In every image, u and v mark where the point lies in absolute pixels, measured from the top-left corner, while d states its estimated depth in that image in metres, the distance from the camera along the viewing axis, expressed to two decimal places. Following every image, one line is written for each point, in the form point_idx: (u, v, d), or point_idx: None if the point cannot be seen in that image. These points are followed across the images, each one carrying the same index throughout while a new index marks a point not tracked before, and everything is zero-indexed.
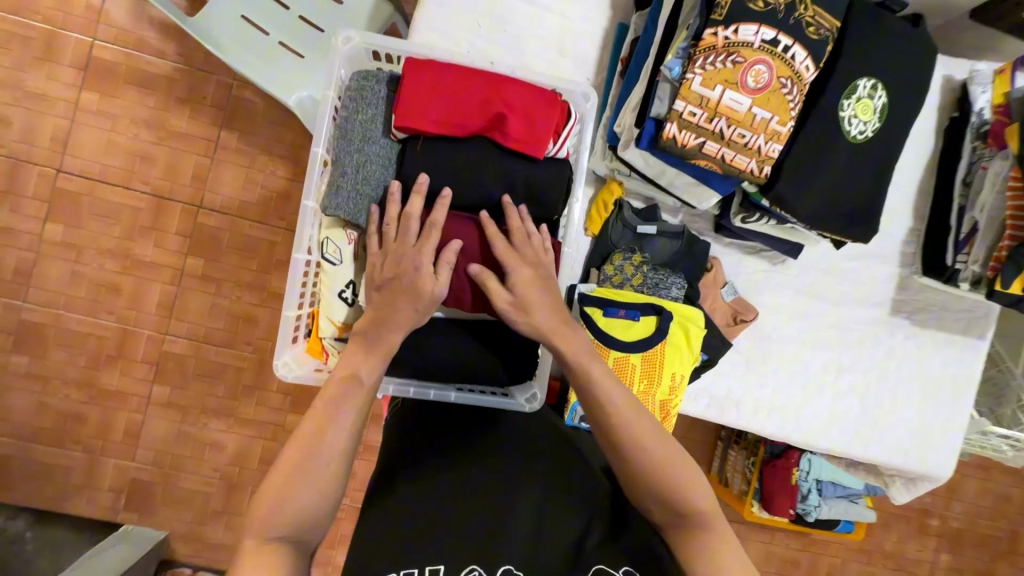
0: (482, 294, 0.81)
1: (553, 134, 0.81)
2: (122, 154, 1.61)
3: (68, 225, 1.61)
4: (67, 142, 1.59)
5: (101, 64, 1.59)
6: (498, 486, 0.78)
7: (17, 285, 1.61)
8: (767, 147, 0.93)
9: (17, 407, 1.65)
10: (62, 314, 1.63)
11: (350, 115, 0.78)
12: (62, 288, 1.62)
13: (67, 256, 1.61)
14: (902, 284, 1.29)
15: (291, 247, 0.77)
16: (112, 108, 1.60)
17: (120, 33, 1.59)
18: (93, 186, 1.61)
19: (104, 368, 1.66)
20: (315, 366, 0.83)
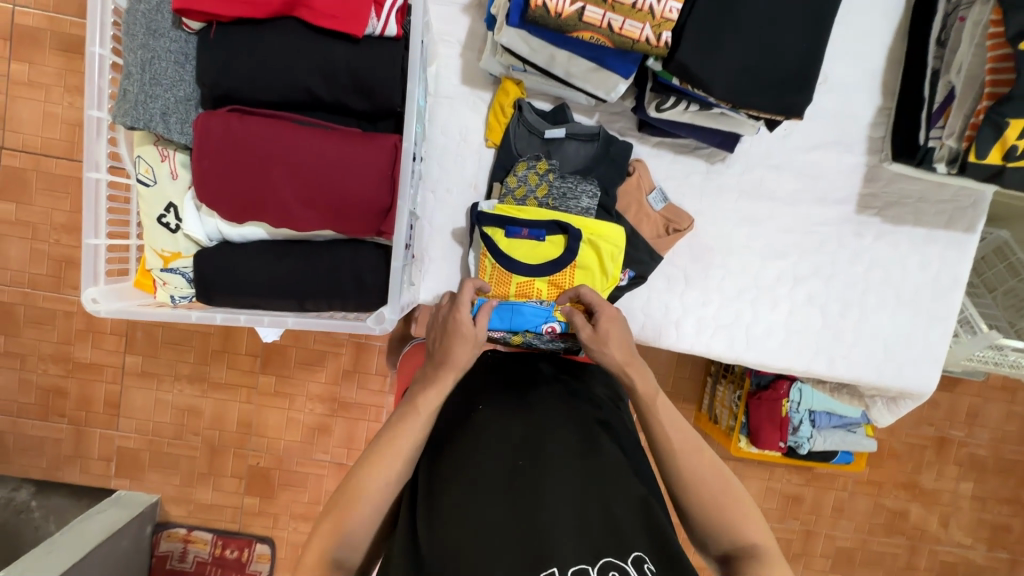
0: (303, 202, 0.69)
1: (373, 4, 0.67)
2: (61, 126, 1.54)
3: (19, 203, 1.57)
4: (5, 117, 1.52)
5: (25, 31, 1.49)
6: (488, 495, 0.63)
7: None
8: (662, 6, 0.77)
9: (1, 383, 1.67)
10: (29, 292, 1.62)
11: (132, 6, 0.67)
12: (24, 268, 1.59)
13: (21, 234, 1.58)
14: (870, 175, 1.10)
15: (82, 163, 0.68)
16: (44, 77, 1.52)
17: None
18: (37, 162, 1.55)
19: (77, 343, 1.66)
20: (146, 301, 0.76)
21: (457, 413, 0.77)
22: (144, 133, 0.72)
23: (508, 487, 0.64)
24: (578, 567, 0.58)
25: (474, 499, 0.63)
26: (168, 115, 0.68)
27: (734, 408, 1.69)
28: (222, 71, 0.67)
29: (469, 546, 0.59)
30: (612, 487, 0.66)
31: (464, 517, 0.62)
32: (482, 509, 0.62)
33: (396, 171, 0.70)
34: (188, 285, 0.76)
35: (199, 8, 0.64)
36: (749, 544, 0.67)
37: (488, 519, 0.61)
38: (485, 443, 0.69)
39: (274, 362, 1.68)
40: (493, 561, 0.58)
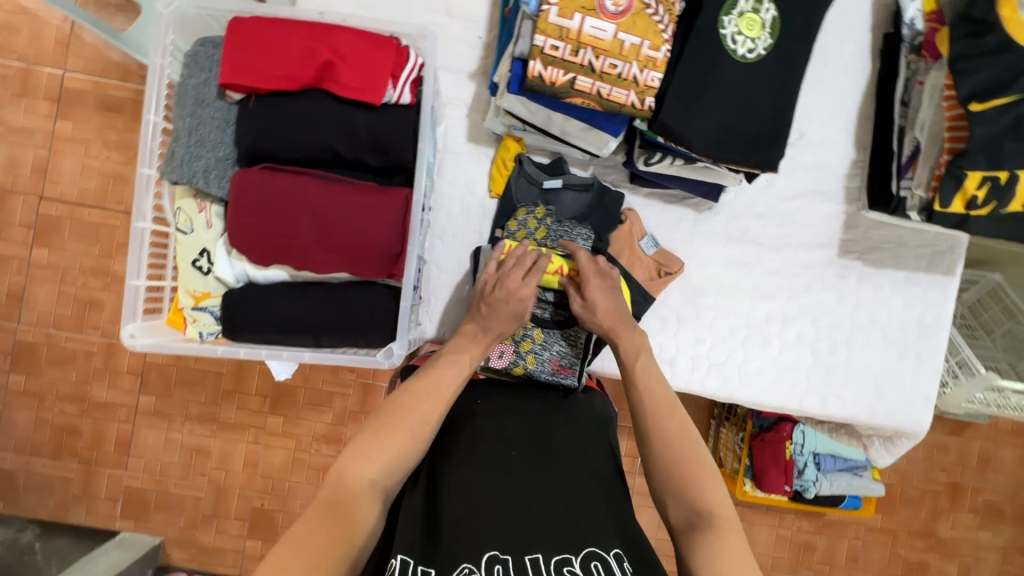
0: (320, 246, 0.77)
1: (391, 77, 0.77)
2: (97, 176, 1.68)
3: (53, 248, 1.68)
4: (47, 169, 1.67)
5: (73, 94, 1.66)
6: (483, 489, 0.71)
7: (11, 308, 1.69)
8: (644, 76, 0.87)
9: (16, 422, 1.72)
10: (53, 333, 1.70)
11: (184, 80, 0.78)
12: (51, 309, 1.69)
13: (52, 277, 1.69)
14: (850, 222, 1.17)
15: (131, 215, 0.76)
16: (86, 134, 1.67)
17: (88, 63, 1.66)
18: (72, 210, 1.68)
19: (95, 382, 1.73)
20: (176, 338, 0.82)
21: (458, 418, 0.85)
22: (184, 188, 0.81)
23: (501, 476, 0.73)
24: (561, 556, 0.63)
25: (467, 494, 0.70)
26: (209, 172, 0.77)
27: (738, 450, 1.72)
28: (257, 134, 0.77)
29: (459, 522, 0.67)
30: (597, 493, 0.73)
31: (460, 507, 0.68)
32: (477, 494, 0.70)
33: (407, 220, 0.78)
34: (215, 322, 0.83)
35: (242, 82, 0.75)
36: (709, 513, 0.70)
37: (480, 509, 0.68)
38: (484, 439, 0.79)
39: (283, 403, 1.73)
40: (480, 537, 0.64)
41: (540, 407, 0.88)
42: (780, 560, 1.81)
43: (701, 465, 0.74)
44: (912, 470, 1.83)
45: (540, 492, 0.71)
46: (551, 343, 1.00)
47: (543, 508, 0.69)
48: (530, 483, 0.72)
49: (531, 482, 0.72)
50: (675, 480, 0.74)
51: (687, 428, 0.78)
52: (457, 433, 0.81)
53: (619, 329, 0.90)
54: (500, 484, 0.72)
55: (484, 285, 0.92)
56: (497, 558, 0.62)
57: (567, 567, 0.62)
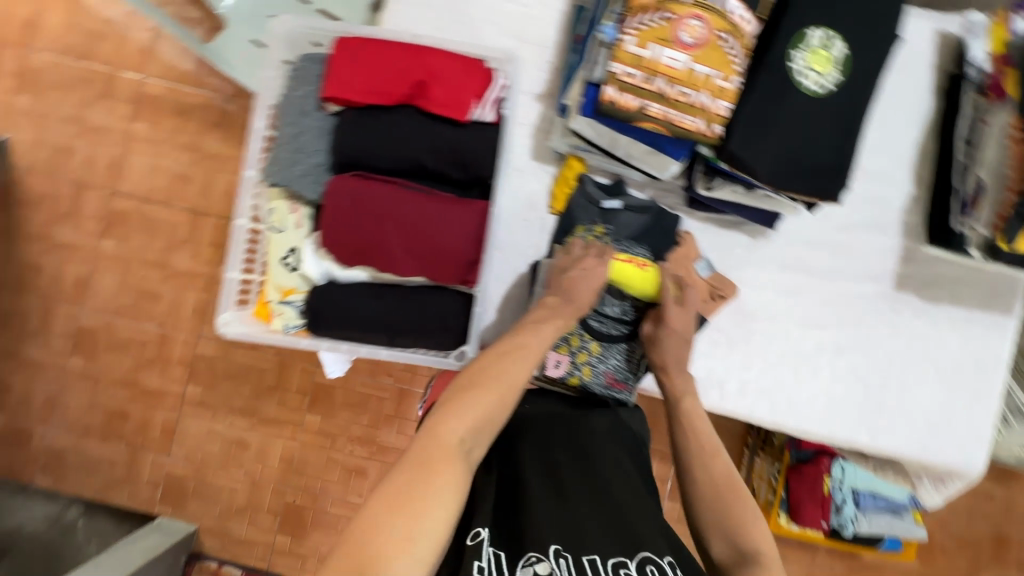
0: (401, 250, 0.82)
1: (477, 97, 0.83)
2: (165, 176, 1.79)
3: (120, 241, 1.80)
4: (121, 168, 1.79)
5: (150, 98, 1.78)
6: (540, 486, 0.78)
7: (78, 295, 1.80)
8: (714, 105, 0.91)
9: (72, 403, 1.82)
10: (114, 320, 1.81)
11: (290, 92, 0.85)
12: (114, 297, 1.80)
13: (117, 268, 1.80)
14: (906, 255, 1.17)
15: (233, 212, 0.84)
16: (159, 135, 1.79)
17: (165, 71, 1.78)
18: (141, 206, 1.79)
19: (147, 370, 1.81)
20: (262, 328, 0.88)
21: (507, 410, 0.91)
22: (278, 190, 0.87)
23: (554, 481, 0.79)
24: (616, 558, 0.71)
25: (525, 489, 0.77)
26: (306, 177, 0.83)
27: (774, 482, 1.71)
28: (353, 144, 0.83)
29: (519, 520, 0.73)
30: (643, 503, 0.80)
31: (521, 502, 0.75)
32: (532, 495, 0.76)
33: (484, 230, 0.83)
34: (299, 316, 0.88)
35: (342, 96, 0.81)
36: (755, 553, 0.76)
37: (539, 505, 0.75)
38: (535, 436, 0.85)
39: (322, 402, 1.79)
40: (541, 532, 0.71)
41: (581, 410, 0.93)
42: None
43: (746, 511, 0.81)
44: (954, 516, 1.77)
45: (593, 501, 0.77)
46: (607, 357, 1.03)
47: (597, 511, 0.76)
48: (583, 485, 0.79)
49: (583, 488, 0.78)
50: (721, 521, 0.81)
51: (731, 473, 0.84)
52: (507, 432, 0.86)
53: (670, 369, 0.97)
54: (554, 487, 0.78)
55: (562, 266, 0.98)
56: (559, 551, 0.70)
57: (623, 569, 0.70)
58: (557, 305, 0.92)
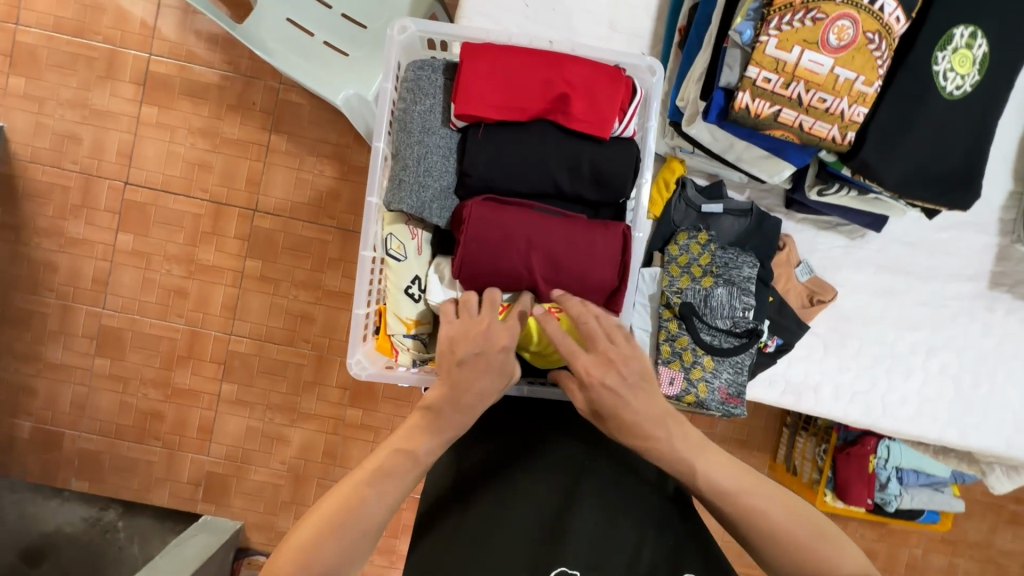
0: (550, 276, 0.77)
1: (619, 111, 0.76)
2: (182, 164, 1.65)
3: (137, 235, 1.67)
4: (132, 155, 1.65)
5: (157, 78, 1.62)
6: (524, 501, 0.77)
7: (96, 293, 1.69)
8: (851, 111, 0.86)
9: (100, 405, 1.74)
10: (138, 319, 1.71)
11: (408, 106, 0.76)
12: (135, 295, 1.69)
13: (138, 264, 1.68)
14: (1001, 254, 1.16)
15: (358, 245, 0.76)
16: (171, 119, 1.64)
17: (173, 47, 1.61)
18: (157, 197, 1.66)
19: (177, 369, 1.73)
20: (386, 363, 0.83)
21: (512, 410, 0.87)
22: (395, 214, 0.80)
23: (575, 493, 0.78)
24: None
25: (508, 506, 0.77)
26: (435, 202, 0.76)
27: (818, 461, 1.70)
28: (488, 165, 0.76)
29: (538, 547, 0.73)
30: (662, 511, 0.78)
31: (506, 521, 0.75)
32: (551, 508, 0.77)
33: (626, 255, 0.78)
34: (424, 348, 0.83)
35: (476, 112, 0.73)
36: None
37: (520, 526, 0.75)
38: (518, 444, 0.83)
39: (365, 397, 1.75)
40: (558, 552, 0.72)
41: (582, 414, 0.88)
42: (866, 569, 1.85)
43: (826, 539, 0.66)
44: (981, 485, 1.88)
45: (584, 518, 0.75)
46: (720, 371, 1.01)
47: (582, 534, 0.74)
48: (575, 506, 0.76)
49: (605, 496, 0.78)
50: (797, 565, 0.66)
51: (793, 504, 0.68)
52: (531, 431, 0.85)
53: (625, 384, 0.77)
54: (577, 497, 0.77)
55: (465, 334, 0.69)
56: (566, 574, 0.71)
57: None
58: (459, 388, 0.66)
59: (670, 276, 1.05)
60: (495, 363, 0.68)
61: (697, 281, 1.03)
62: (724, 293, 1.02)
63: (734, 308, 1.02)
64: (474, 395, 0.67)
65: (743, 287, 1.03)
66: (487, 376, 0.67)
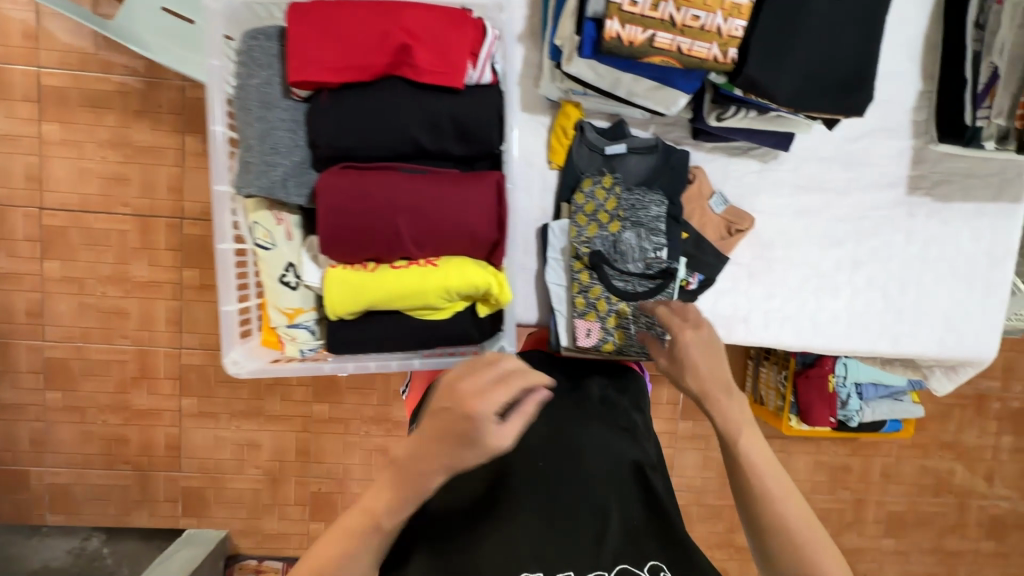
0: (422, 240, 0.72)
1: (470, 55, 0.71)
2: (97, 181, 1.51)
3: (64, 260, 1.55)
4: (42, 178, 1.51)
5: (55, 92, 1.46)
6: (470, 496, 0.66)
7: (33, 326, 1.58)
8: (728, 26, 0.81)
9: (61, 439, 1.65)
10: (82, 346, 1.61)
11: (243, 81, 0.70)
12: (73, 323, 1.59)
13: (70, 290, 1.56)
14: (917, 157, 1.14)
15: (212, 238, 0.72)
16: (76, 134, 1.49)
17: (63, 56, 1.45)
18: (81, 218, 1.53)
19: (134, 390, 1.66)
20: (275, 357, 0.79)
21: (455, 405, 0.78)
22: (257, 200, 0.75)
23: (519, 476, 0.67)
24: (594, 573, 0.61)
25: (452, 501, 0.65)
26: (288, 180, 0.71)
27: (781, 388, 1.73)
28: (337, 132, 0.70)
29: (491, 550, 0.61)
30: (622, 486, 0.68)
31: (453, 521, 0.64)
32: (502, 507, 0.64)
33: (502, 206, 0.74)
34: (314, 337, 0.79)
35: (312, 77, 0.68)
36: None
37: (467, 521, 0.63)
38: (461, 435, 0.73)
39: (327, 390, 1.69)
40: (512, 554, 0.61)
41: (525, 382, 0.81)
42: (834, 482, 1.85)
43: (831, 554, 0.67)
44: None
45: (535, 498, 0.65)
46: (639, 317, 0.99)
47: (534, 514, 0.64)
48: (524, 485, 0.66)
49: (559, 475, 0.67)
50: (795, 560, 0.67)
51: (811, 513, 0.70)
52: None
53: (719, 394, 0.78)
54: (529, 488, 0.66)
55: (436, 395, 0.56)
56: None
57: None
58: (408, 466, 0.56)
59: (577, 226, 1.01)
60: (462, 443, 0.54)
61: (605, 227, 1.01)
62: (632, 236, 1.00)
63: (644, 249, 1.00)
64: (422, 478, 0.56)
65: (652, 227, 1.01)
66: (443, 457, 0.55)
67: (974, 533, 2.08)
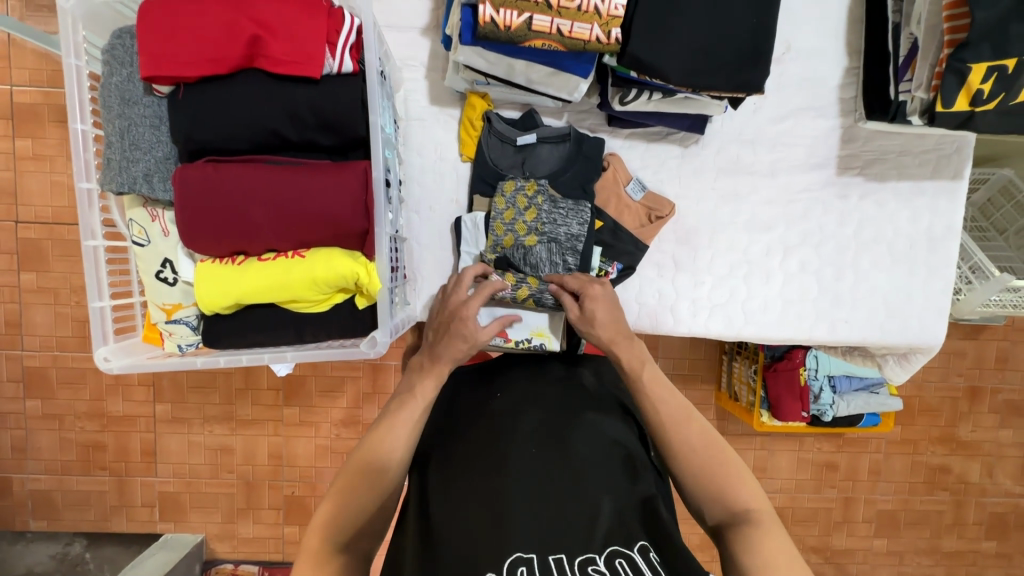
0: (284, 233, 0.72)
1: (327, 45, 0.70)
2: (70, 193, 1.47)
3: (40, 272, 1.49)
4: (16, 191, 1.46)
5: (25, 109, 1.44)
6: (465, 489, 0.67)
7: (10, 336, 1.51)
8: (607, 5, 0.79)
9: (41, 446, 1.58)
10: (59, 354, 1.54)
11: (105, 79, 0.71)
12: (50, 332, 1.52)
13: (45, 300, 1.51)
14: (847, 136, 1.10)
15: (79, 234, 0.73)
16: (48, 149, 1.46)
17: (33, 73, 1.43)
18: (52, 230, 1.48)
19: (110, 397, 1.58)
20: (155, 353, 0.80)
21: (471, 404, 0.81)
22: (132, 197, 0.76)
23: (508, 464, 0.68)
24: (585, 555, 0.58)
25: (449, 492, 0.67)
26: (151, 177, 0.72)
27: (751, 383, 1.47)
28: (196, 126, 0.71)
29: (485, 536, 0.61)
30: (614, 477, 0.68)
31: (449, 511, 0.65)
32: (499, 496, 0.65)
33: (369, 195, 0.73)
34: (193, 332, 0.80)
35: (162, 73, 0.68)
36: (743, 510, 0.64)
37: (460, 512, 0.64)
38: (466, 431, 0.76)
39: (296, 393, 1.60)
40: (503, 541, 0.59)
41: (529, 381, 0.83)
42: (837, 482, 1.72)
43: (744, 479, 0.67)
44: (931, 378, 1.70)
45: (523, 487, 0.65)
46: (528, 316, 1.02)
47: (523, 503, 0.64)
48: (515, 474, 0.67)
49: (552, 465, 0.67)
50: (703, 488, 0.67)
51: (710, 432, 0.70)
52: (472, 426, 0.76)
53: (621, 338, 0.82)
54: (517, 476, 0.66)
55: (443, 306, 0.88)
56: (519, 560, 0.57)
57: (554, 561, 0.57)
58: (425, 363, 0.79)
59: (494, 234, 1.01)
60: (460, 334, 0.81)
61: (521, 238, 0.99)
62: (544, 252, 0.99)
63: (555, 265, 0.99)
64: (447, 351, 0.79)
65: (569, 245, 0.99)
66: (455, 336, 0.81)
67: (973, 533, 1.77)
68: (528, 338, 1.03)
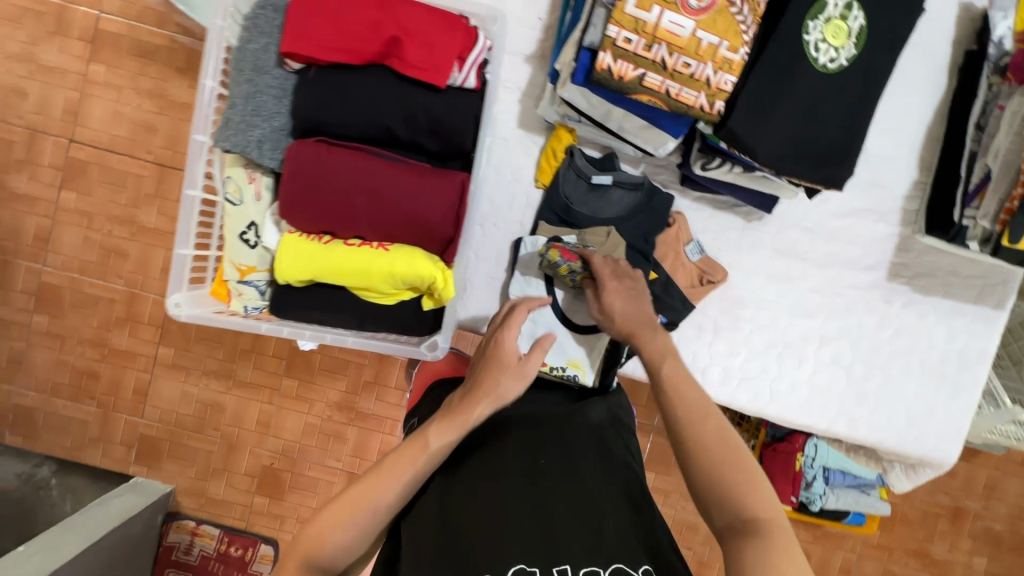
0: (378, 225, 0.75)
1: (457, 58, 0.74)
2: (128, 125, 1.48)
3: (82, 194, 1.51)
4: (79, 113, 1.48)
5: (107, 37, 1.46)
6: (468, 496, 0.72)
7: (37, 250, 1.53)
8: (717, 78, 0.84)
9: (38, 362, 1.58)
10: (79, 277, 1.54)
11: (242, 45, 0.75)
12: (75, 254, 1.53)
13: (79, 223, 1.52)
14: (902, 245, 1.13)
15: (182, 183, 0.76)
16: (119, 79, 1.47)
17: (124, 6, 1.45)
18: (102, 157, 1.49)
19: (116, 330, 1.57)
20: (219, 309, 0.82)
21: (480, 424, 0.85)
22: (236, 156, 0.79)
23: (513, 478, 0.73)
24: (588, 568, 0.64)
25: (451, 499, 0.73)
26: (264, 143, 0.75)
27: None
28: (318, 106, 0.74)
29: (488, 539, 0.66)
30: (613, 501, 0.73)
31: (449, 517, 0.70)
32: (505, 503, 0.71)
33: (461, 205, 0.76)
34: (261, 297, 0.82)
35: (300, 52, 0.72)
36: (754, 517, 0.64)
37: (461, 519, 0.70)
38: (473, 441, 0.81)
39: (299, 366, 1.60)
40: (505, 550, 0.65)
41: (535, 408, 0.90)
42: None
43: (761, 487, 0.66)
44: (918, 490, 1.71)
45: (529, 501, 0.71)
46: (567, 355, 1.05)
47: (524, 516, 0.69)
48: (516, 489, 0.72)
49: (557, 486, 0.73)
50: (716, 491, 0.66)
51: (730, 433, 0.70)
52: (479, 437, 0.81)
53: (643, 330, 0.84)
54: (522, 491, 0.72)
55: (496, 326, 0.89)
56: (521, 570, 0.63)
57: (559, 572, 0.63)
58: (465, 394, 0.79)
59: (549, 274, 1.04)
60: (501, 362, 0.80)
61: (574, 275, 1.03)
62: None
63: None
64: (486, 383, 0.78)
65: None
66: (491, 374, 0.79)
67: None
68: (563, 367, 1.04)
